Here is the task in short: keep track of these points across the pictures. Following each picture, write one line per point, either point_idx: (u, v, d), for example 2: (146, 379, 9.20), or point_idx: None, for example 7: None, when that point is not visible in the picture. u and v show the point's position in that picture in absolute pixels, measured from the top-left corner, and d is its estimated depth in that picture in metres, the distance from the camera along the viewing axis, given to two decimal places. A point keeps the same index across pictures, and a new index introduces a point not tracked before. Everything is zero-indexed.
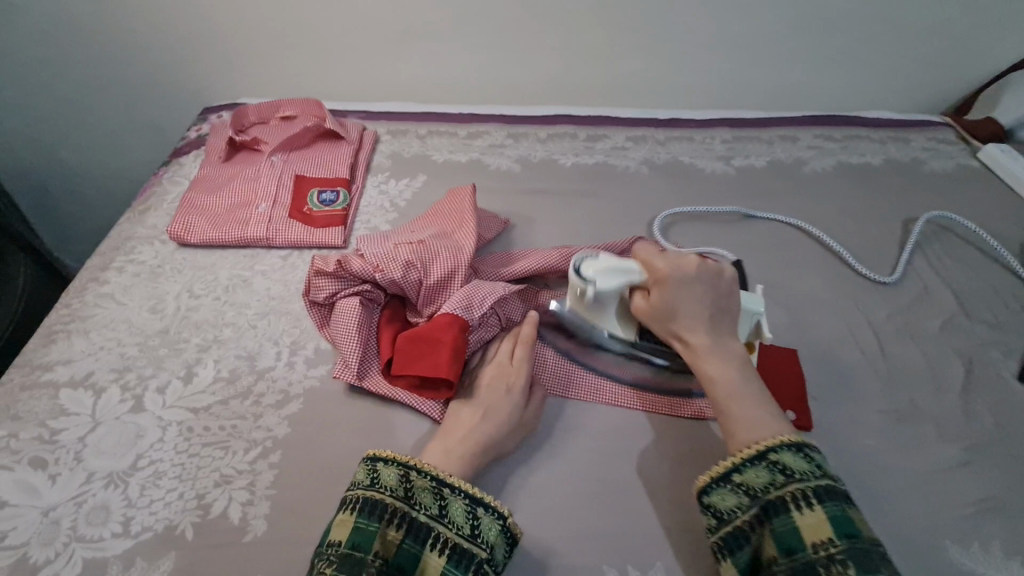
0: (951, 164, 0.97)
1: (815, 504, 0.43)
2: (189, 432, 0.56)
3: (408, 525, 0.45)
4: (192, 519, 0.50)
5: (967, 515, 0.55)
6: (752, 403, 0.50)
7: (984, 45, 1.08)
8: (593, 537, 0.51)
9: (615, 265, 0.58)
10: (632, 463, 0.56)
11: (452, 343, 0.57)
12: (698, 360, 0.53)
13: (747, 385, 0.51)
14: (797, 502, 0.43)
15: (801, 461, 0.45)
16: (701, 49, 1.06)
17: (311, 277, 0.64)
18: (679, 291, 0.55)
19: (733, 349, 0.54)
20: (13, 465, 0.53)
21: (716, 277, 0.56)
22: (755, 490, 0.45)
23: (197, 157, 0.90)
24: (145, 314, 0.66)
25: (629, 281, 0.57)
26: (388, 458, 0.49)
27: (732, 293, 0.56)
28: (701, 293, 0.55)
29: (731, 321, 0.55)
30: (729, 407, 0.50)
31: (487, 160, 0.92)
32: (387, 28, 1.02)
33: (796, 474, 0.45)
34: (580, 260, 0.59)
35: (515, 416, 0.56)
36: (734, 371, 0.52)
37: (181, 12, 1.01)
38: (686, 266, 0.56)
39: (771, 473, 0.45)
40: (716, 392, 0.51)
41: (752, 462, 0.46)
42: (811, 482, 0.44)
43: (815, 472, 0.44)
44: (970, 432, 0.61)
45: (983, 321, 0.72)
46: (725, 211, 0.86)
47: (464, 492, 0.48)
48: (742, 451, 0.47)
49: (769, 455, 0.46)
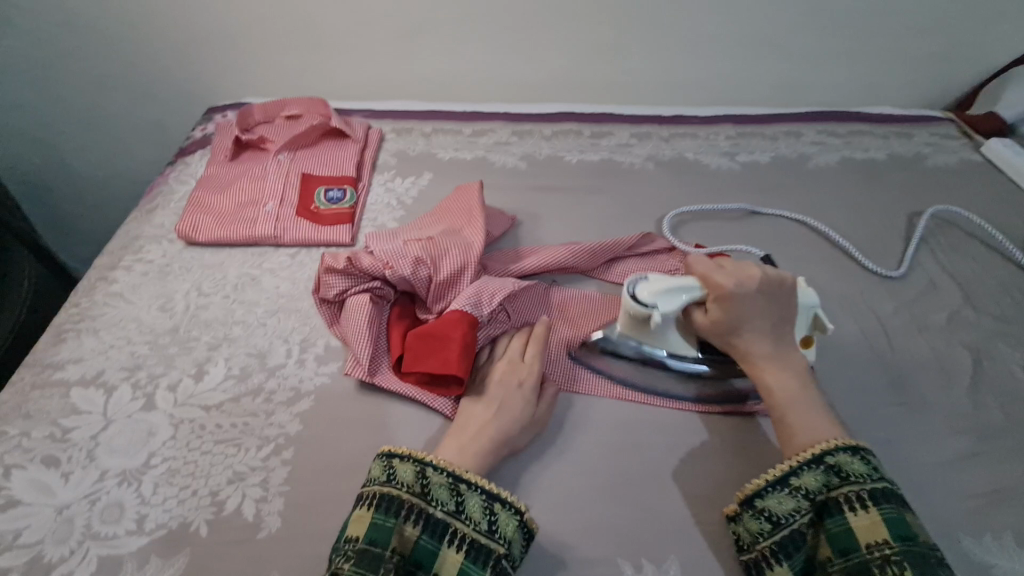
0: (954, 159, 0.98)
1: (872, 507, 0.44)
2: (201, 429, 0.56)
3: (425, 521, 0.45)
4: (206, 516, 0.50)
5: (979, 506, 0.55)
6: (811, 413, 0.50)
7: (985, 40, 1.08)
8: (607, 532, 0.51)
9: (672, 283, 0.57)
10: (645, 458, 0.56)
11: (463, 339, 0.57)
12: (756, 370, 0.54)
13: (806, 394, 0.52)
14: (855, 504, 0.45)
15: (857, 465, 0.46)
16: (704, 45, 1.06)
17: (322, 274, 0.63)
18: (742, 303, 0.55)
19: (791, 358, 0.54)
20: (26, 464, 0.52)
21: (777, 287, 0.57)
22: (812, 494, 0.46)
23: (203, 157, 0.90)
24: (154, 312, 0.66)
25: (690, 297, 0.57)
26: (404, 454, 0.49)
27: (792, 304, 0.57)
28: (761, 303, 0.55)
29: (791, 332, 0.56)
30: (786, 415, 0.51)
31: (492, 158, 0.92)
32: (391, 26, 1.02)
33: (854, 478, 0.46)
34: (632, 285, 0.59)
35: (529, 411, 0.56)
36: (792, 379, 0.53)
37: (185, 12, 1.01)
38: (749, 278, 0.56)
39: (828, 476, 0.46)
40: (773, 399, 0.52)
41: (810, 465, 0.47)
42: (868, 485, 0.45)
43: (871, 475, 0.46)
44: (980, 423, 0.61)
45: (990, 314, 0.73)
46: (734, 207, 0.86)
47: (481, 489, 0.48)
48: (800, 456, 0.48)
49: (826, 458, 0.47)
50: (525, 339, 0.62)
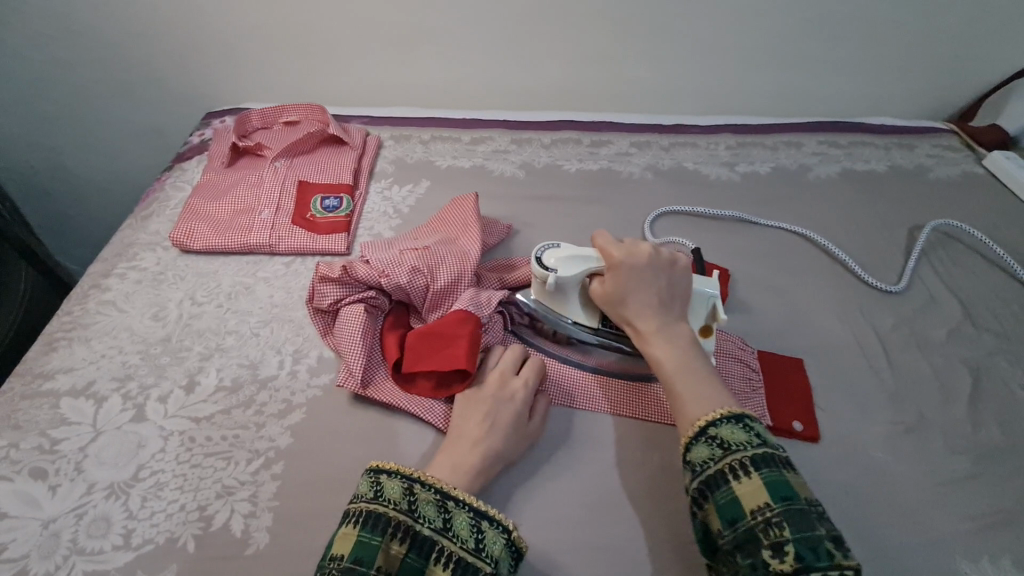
0: (955, 171, 0.97)
1: (751, 472, 0.42)
2: (190, 442, 0.55)
3: (412, 539, 0.44)
4: (193, 532, 0.49)
5: (977, 529, 0.54)
6: (695, 381, 0.50)
7: (988, 51, 1.08)
8: (599, 552, 0.50)
9: (577, 253, 0.60)
10: (639, 476, 0.56)
11: (470, 337, 0.57)
12: (646, 342, 0.54)
13: (694, 364, 0.51)
14: (735, 472, 0.43)
15: (739, 434, 0.45)
16: (705, 54, 1.06)
17: (316, 283, 0.63)
18: (631, 277, 0.56)
19: (678, 330, 0.54)
20: (13, 476, 0.52)
21: (669, 265, 0.58)
22: (697, 467, 0.45)
23: (200, 163, 0.89)
24: (147, 321, 0.66)
25: (588, 269, 0.59)
26: (391, 471, 0.48)
27: (682, 281, 0.58)
28: (652, 280, 0.57)
29: (681, 307, 0.57)
30: (674, 388, 0.50)
31: (490, 166, 0.92)
32: (390, 32, 1.02)
33: (734, 446, 0.44)
34: (541, 250, 0.61)
35: (521, 429, 0.55)
36: (681, 352, 0.52)
37: (183, 16, 1.01)
38: (638, 255, 0.58)
39: (710, 448, 0.45)
40: (663, 373, 0.52)
41: (694, 439, 0.46)
42: (748, 452, 0.44)
43: (752, 442, 0.44)
44: (979, 443, 0.60)
45: (990, 330, 0.72)
46: (729, 215, 0.86)
47: (469, 506, 0.47)
48: (691, 432, 0.46)
49: (709, 430, 0.46)
50: (519, 355, 0.61)
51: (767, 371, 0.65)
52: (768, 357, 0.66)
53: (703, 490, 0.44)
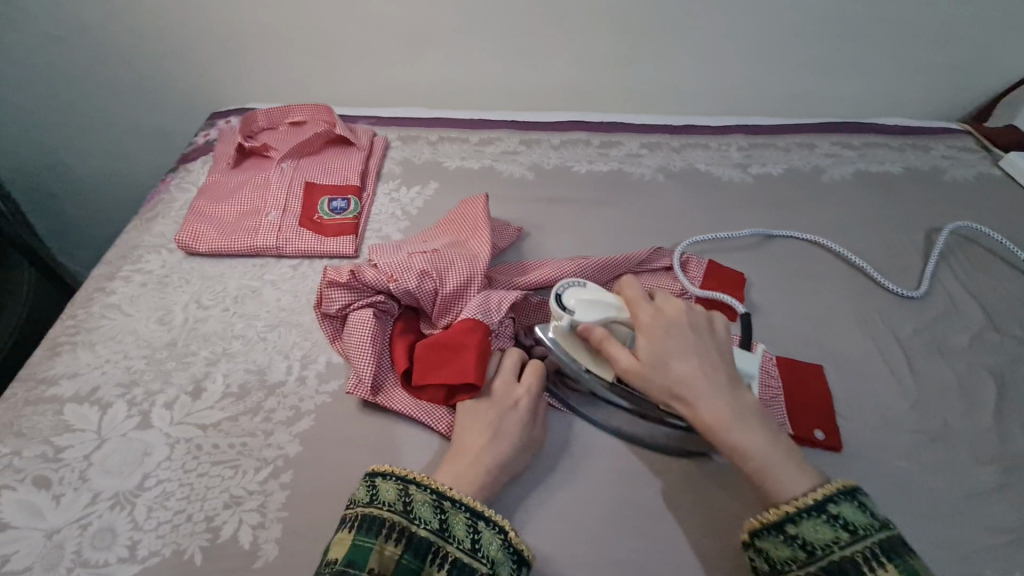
0: (972, 173, 0.95)
1: (886, 563, 0.39)
2: (197, 449, 0.54)
3: (407, 539, 0.43)
4: (201, 543, 0.48)
5: (1006, 542, 0.53)
6: (784, 467, 0.45)
7: (1004, 51, 1.06)
8: (617, 565, 0.49)
9: (602, 298, 0.57)
10: (657, 486, 0.54)
11: (478, 348, 0.56)
12: (714, 425, 0.48)
13: (770, 440, 0.47)
14: (868, 561, 0.40)
15: (861, 515, 0.42)
16: (717, 54, 1.04)
17: (323, 288, 0.62)
18: (673, 345, 0.51)
19: (743, 402, 0.49)
20: (16, 484, 0.51)
21: (703, 324, 0.53)
22: (814, 548, 0.41)
23: (205, 164, 0.88)
24: (152, 325, 0.65)
25: (606, 316, 0.56)
26: (387, 473, 0.47)
27: (724, 342, 0.53)
28: (695, 343, 0.51)
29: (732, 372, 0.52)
30: (758, 470, 0.46)
31: (499, 167, 0.90)
32: (397, 32, 1.01)
33: (859, 530, 0.41)
34: (564, 286, 0.58)
35: (524, 436, 0.53)
36: (752, 426, 0.47)
37: (188, 15, 0.99)
38: (674, 318, 0.53)
39: (834, 528, 0.41)
40: (740, 454, 0.47)
41: (809, 513, 0.42)
42: (876, 537, 0.40)
43: (877, 526, 0.41)
44: (1005, 453, 0.59)
45: (1013, 336, 0.70)
46: (744, 234, 0.81)
47: (465, 505, 0.46)
48: (793, 507, 0.43)
49: (828, 507, 0.42)
50: (519, 360, 0.59)
51: (787, 378, 0.63)
52: (786, 363, 0.65)
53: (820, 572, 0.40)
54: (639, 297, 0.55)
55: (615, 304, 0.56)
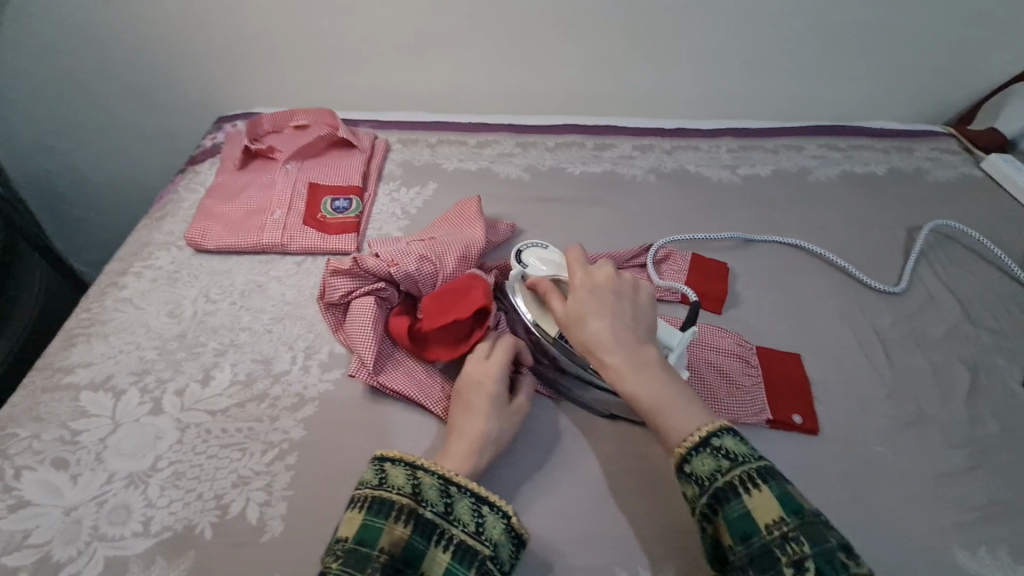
0: (954, 173, 0.98)
1: (761, 485, 0.42)
2: (207, 433, 0.57)
3: (415, 520, 0.45)
4: (210, 519, 0.51)
5: (975, 520, 0.55)
6: (681, 412, 0.47)
7: (985, 57, 1.10)
8: (603, 540, 0.52)
9: (554, 257, 0.65)
10: (642, 468, 0.57)
11: (484, 287, 0.61)
12: (616, 377, 0.50)
13: (670, 390, 0.49)
14: (745, 484, 0.42)
15: (740, 446, 0.44)
16: (707, 59, 1.08)
17: (327, 276, 0.65)
18: (591, 302, 0.54)
19: (648, 357, 0.51)
20: (36, 465, 0.54)
21: (630, 289, 0.55)
22: (704, 480, 0.43)
23: (213, 165, 0.92)
24: (163, 318, 0.68)
25: (555, 271, 0.63)
26: (395, 458, 0.49)
27: (647, 304, 0.55)
28: (614, 304, 0.54)
29: (649, 332, 0.54)
30: (654, 417, 0.48)
31: (496, 168, 0.94)
32: (399, 39, 1.04)
33: (738, 458, 0.43)
34: (524, 246, 0.67)
35: (500, 407, 0.56)
36: (656, 379, 0.49)
37: (195, 21, 1.03)
38: (598, 280, 0.55)
39: (716, 459, 0.43)
40: (638, 404, 0.49)
41: (696, 450, 0.44)
42: (752, 463, 0.43)
43: (753, 455, 0.44)
44: (976, 438, 0.62)
45: (988, 328, 0.73)
46: (724, 237, 0.83)
47: (470, 491, 0.48)
48: (684, 444, 0.45)
49: (712, 441, 0.44)
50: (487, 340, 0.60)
51: (770, 368, 0.66)
52: (768, 354, 0.68)
53: (711, 503, 0.42)
54: (577, 261, 0.58)
55: (562, 265, 0.64)
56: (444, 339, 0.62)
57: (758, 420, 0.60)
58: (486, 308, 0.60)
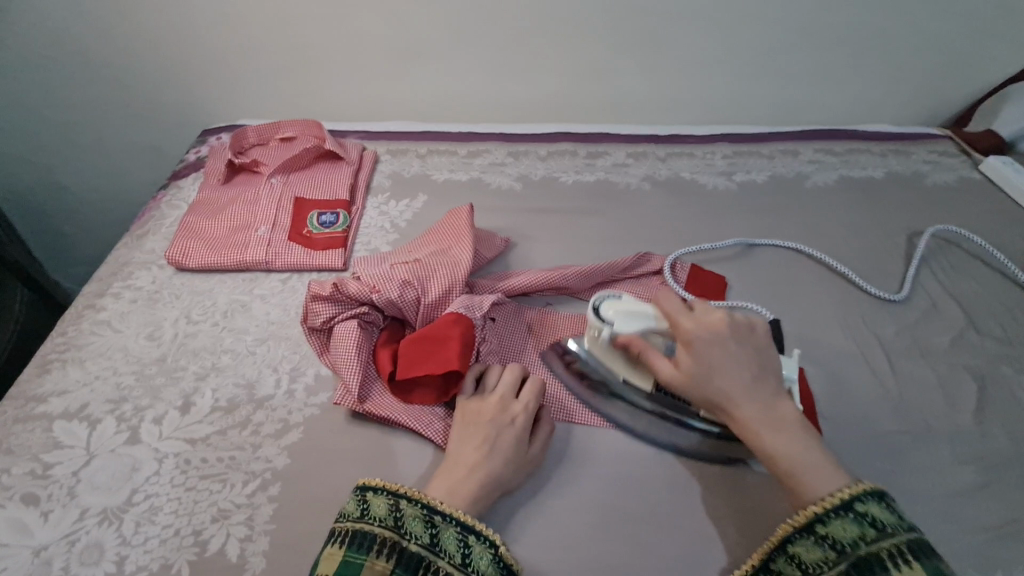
0: (953, 176, 0.97)
1: (913, 561, 0.39)
2: (186, 464, 0.54)
3: (398, 555, 0.43)
4: (188, 557, 0.48)
5: (988, 541, 0.53)
6: (823, 473, 0.46)
7: (981, 58, 1.09)
8: (602, 571, 0.49)
9: (637, 308, 0.58)
10: (642, 492, 0.55)
11: (461, 338, 0.57)
12: (751, 433, 0.49)
13: (806, 449, 0.47)
14: (894, 557, 0.39)
15: (887, 515, 0.42)
16: (700, 65, 1.06)
17: (308, 302, 0.62)
18: (711, 354, 0.52)
19: (780, 410, 0.50)
20: (4, 502, 0.51)
21: (745, 332, 0.54)
22: (844, 544, 0.41)
23: (196, 180, 0.89)
24: (142, 341, 0.65)
25: (647, 326, 0.57)
26: (378, 487, 0.47)
27: (764, 346, 0.54)
28: (735, 354, 0.52)
29: (773, 378, 0.52)
30: (793, 481, 0.46)
31: (487, 179, 0.92)
32: (386, 47, 1.02)
33: (886, 529, 0.41)
34: (601, 299, 0.61)
35: (520, 452, 0.53)
36: (791, 437, 0.48)
37: (179, 34, 1.01)
38: (714, 326, 0.53)
39: (860, 526, 0.42)
40: (777, 464, 0.48)
41: (838, 513, 0.43)
42: (902, 536, 0.40)
43: (903, 526, 0.41)
44: (986, 453, 0.60)
45: (993, 337, 0.72)
46: (728, 244, 0.82)
47: (455, 520, 0.46)
48: (823, 505, 0.43)
49: (856, 505, 0.43)
50: (519, 374, 0.59)
51: None
52: None
53: (849, 570, 0.40)
54: (676, 310, 0.55)
55: (653, 316, 0.58)
56: (425, 386, 0.58)
57: None
58: (472, 342, 0.58)
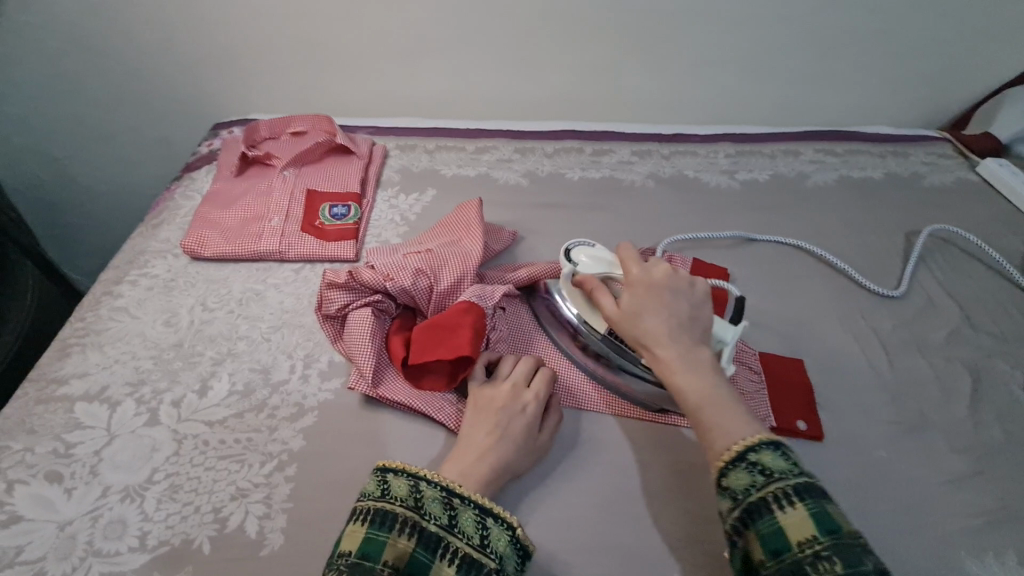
0: (950, 178, 0.99)
1: (796, 502, 0.40)
2: (205, 445, 0.56)
3: (419, 534, 0.44)
4: (208, 533, 0.50)
5: (981, 526, 0.55)
6: (725, 413, 0.47)
7: (979, 63, 1.11)
8: (608, 550, 0.51)
9: (604, 254, 0.64)
10: (647, 475, 0.56)
11: (473, 326, 0.58)
12: (666, 369, 0.51)
13: (717, 389, 0.49)
14: (779, 501, 0.41)
15: (780, 461, 0.43)
16: (704, 64, 1.08)
17: (323, 290, 0.64)
18: (647, 298, 0.55)
19: (698, 354, 0.52)
20: (28, 479, 0.53)
21: (687, 286, 0.57)
22: (738, 493, 0.43)
23: (209, 172, 0.91)
24: (159, 327, 0.67)
25: (607, 270, 0.63)
26: (398, 469, 0.49)
27: (702, 303, 0.56)
28: (670, 301, 0.55)
29: (702, 330, 0.55)
30: (699, 415, 0.48)
31: (495, 174, 0.93)
32: (396, 44, 1.04)
33: (775, 474, 0.42)
34: (575, 245, 0.66)
35: (529, 440, 0.55)
36: (703, 377, 0.50)
37: (192, 28, 1.03)
38: (656, 276, 0.57)
39: (751, 474, 0.43)
40: (683, 397, 0.50)
41: (734, 463, 0.44)
42: (791, 480, 0.41)
43: (793, 471, 0.42)
44: (979, 442, 0.62)
45: (987, 332, 0.74)
46: (728, 238, 0.84)
47: (474, 503, 0.47)
48: (725, 455, 0.44)
49: (748, 455, 0.43)
50: (531, 365, 0.60)
51: (774, 374, 0.66)
52: (772, 360, 0.67)
53: (742, 518, 0.42)
54: (631, 258, 0.59)
55: (614, 264, 0.63)
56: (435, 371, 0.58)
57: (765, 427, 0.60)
58: (483, 330, 0.59)
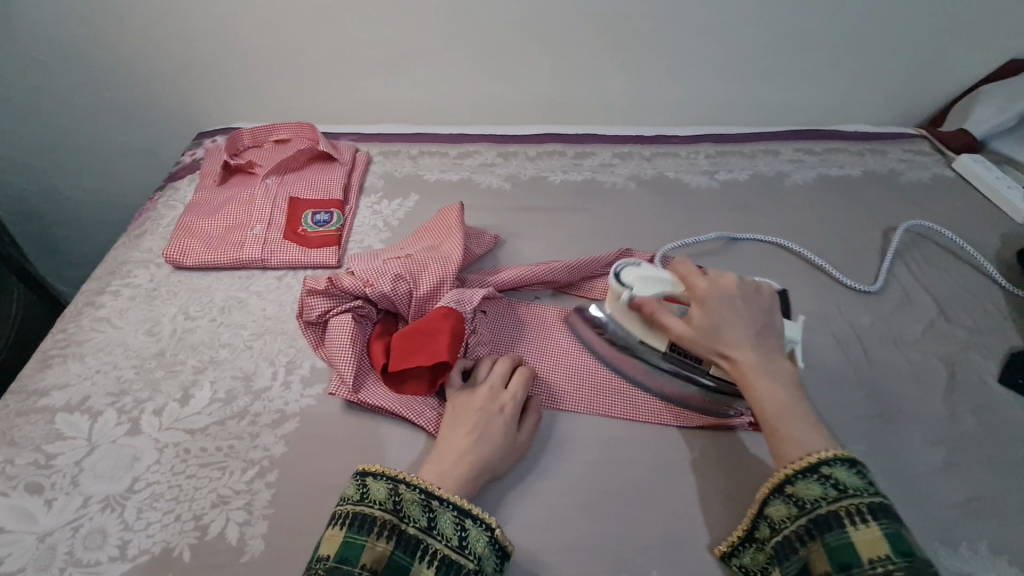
0: (927, 174, 1.01)
1: (870, 521, 0.41)
2: (185, 453, 0.56)
3: (398, 537, 0.45)
4: (189, 541, 0.50)
5: (955, 515, 0.56)
6: (804, 425, 0.48)
7: (955, 60, 1.13)
8: (586, 550, 0.52)
9: (659, 274, 0.62)
10: (625, 474, 0.57)
11: (451, 330, 0.59)
12: (746, 377, 0.52)
13: (797, 400, 0.50)
14: (852, 517, 0.42)
15: (854, 478, 0.44)
16: (682, 66, 1.10)
17: (303, 296, 0.64)
18: (720, 308, 0.55)
19: (778, 363, 0.52)
20: (9, 491, 0.53)
21: (755, 294, 0.57)
22: (806, 503, 0.44)
23: (192, 182, 0.91)
24: (141, 337, 0.67)
25: (663, 290, 0.61)
26: (377, 472, 0.49)
27: (772, 311, 0.57)
28: (744, 311, 0.55)
29: (777, 337, 0.55)
30: (778, 424, 0.48)
31: (477, 179, 0.94)
32: (378, 51, 1.05)
33: (850, 490, 0.43)
34: (621, 266, 0.65)
35: (508, 440, 0.55)
36: (784, 387, 0.50)
37: (174, 39, 1.03)
38: (725, 286, 0.57)
39: (823, 487, 0.44)
40: (764, 408, 0.50)
41: (804, 474, 0.45)
42: (866, 498, 0.43)
43: (868, 489, 0.43)
44: (954, 434, 0.63)
45: (963, 325, 0.75)
46: (707, 236, 0.85)
47: (452, 505, 0.48)
48: (797, 464, 0.46)
49: (821, 468, 0.45)
50: (508, 366, 0.61)
51: None
52: None
53: (810, 527, 0.43)
54: (692, 272, 0.59)
55: (670, 281, 0.62)
56: (415, 376, 0.59)
57: (743, 424, 0.60)
58: (462, 334, 0.59)
